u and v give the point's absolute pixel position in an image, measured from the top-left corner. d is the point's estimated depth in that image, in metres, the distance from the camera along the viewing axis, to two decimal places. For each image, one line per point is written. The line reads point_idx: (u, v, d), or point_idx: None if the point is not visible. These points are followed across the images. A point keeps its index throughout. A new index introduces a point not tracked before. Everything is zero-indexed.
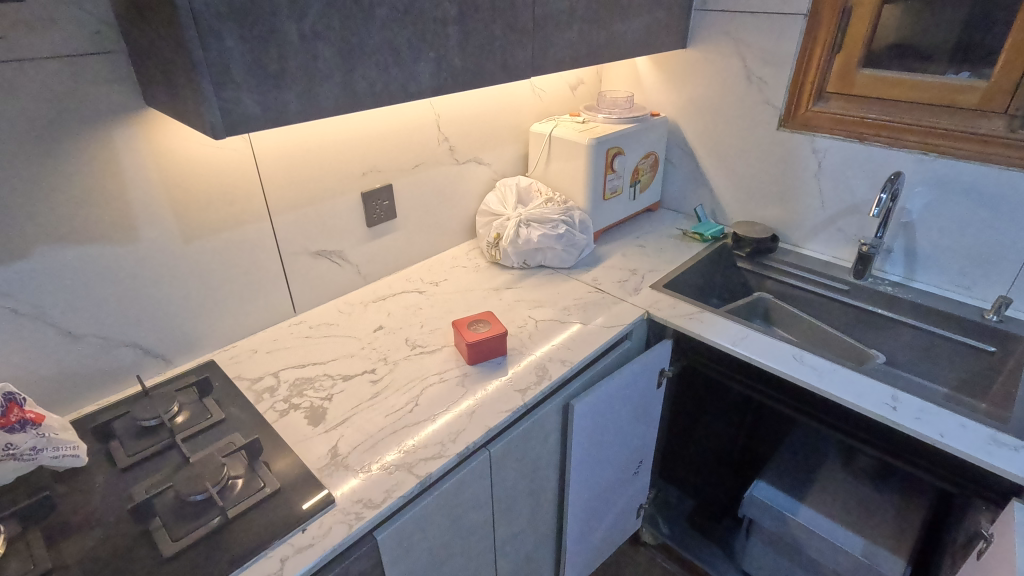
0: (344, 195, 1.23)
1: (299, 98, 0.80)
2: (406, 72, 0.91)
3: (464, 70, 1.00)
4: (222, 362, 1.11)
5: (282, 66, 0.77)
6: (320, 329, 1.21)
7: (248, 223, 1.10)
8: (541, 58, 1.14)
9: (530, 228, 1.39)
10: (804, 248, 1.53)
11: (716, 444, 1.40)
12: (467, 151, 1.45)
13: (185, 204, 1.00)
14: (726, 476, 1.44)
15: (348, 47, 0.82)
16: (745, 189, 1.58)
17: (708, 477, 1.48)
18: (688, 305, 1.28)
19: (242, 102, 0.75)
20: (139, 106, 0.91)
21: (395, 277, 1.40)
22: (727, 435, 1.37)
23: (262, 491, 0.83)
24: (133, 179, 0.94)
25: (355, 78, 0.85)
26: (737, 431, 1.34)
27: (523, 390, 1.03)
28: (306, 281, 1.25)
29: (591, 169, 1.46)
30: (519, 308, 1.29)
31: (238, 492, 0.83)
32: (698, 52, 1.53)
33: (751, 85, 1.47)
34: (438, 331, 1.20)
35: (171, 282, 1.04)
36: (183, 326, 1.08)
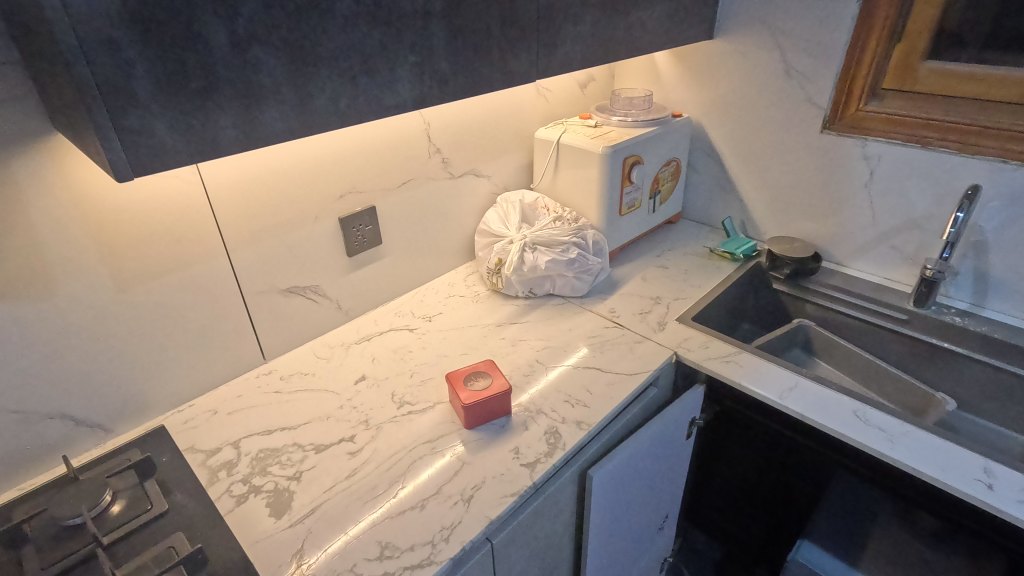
0: (318, 222, 1.05)
1: (236, 122, 0.62)
2: (379, 82, 0.73)
3: (454, 78, 0.81)
4: (173, 428, 0.94)
5: (210, 82, 0.59)
6: (292, 381, 1.03)
7: (198, 263, 0.92)
8: (548, 58, 0.94)
9: (536, 252, 1.20)
10: (849, 267, 1.34)
11: (754, 498, 1.22)
12: (462, 164, 1.26)
13: (116, 244, 0.82)
14: (757, 526, 1.26)
15: (301, 53, 0.64)
16: (781, 199, 1.39)
17: (743, 530, 1.30)
18: (723, 345, 1.09)
19: (156, 133, 0.57)
20: (45, 130, 0.72)
21: (382, 311, 1.22)
22: (767, 489, 1.19)
23: None
24: (44, 221, 0.76)
25: (311, 93, 0.67)
26: (780, 486, 1.15)
27: (531, 464, 0.85)
28: (276, 322, 1.07)
29: (605, 182, 1.27)
30: (525, 349, 1.11)
31: None
32: (728, 44, 1.33)
33: (790, 80, 1.27)
34: (430, 382, 1.02)
35: (104, 339, 0.86)
36: (124, 389, 0.90)
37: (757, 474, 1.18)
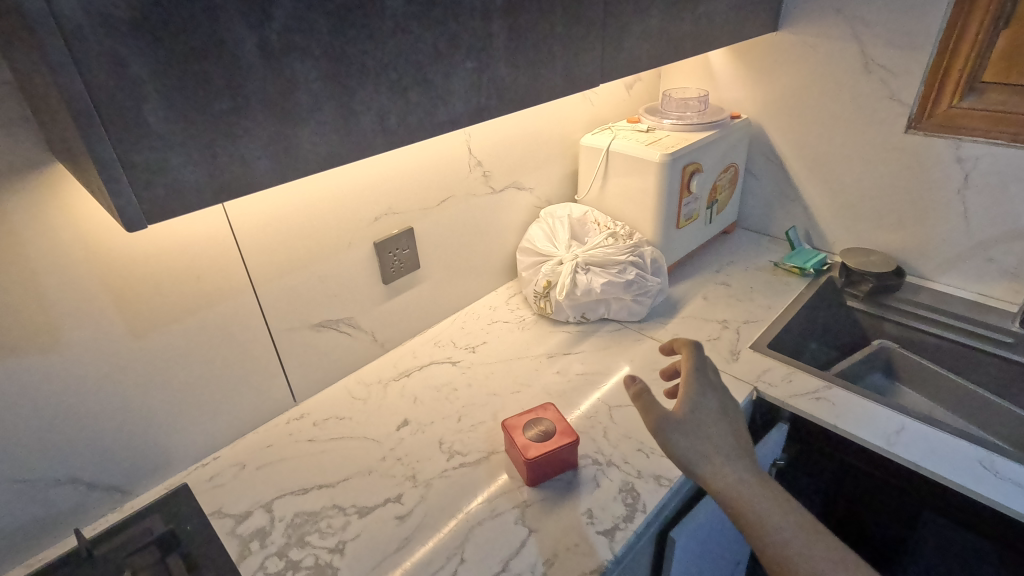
0: (352, 248, 0.94)
1: (269, 150, 0.51)
2: (432, 93, 0.61)
3: (514, 86, 0.70)
4: (198, 486, 0.83)
5: (239, 102, 0.47)
6: (327, 427, 0.93)
7: (222, 301, 0.81)
8: (613, 58, 0.82)
9: (590, 273, 1.08)
10: (935, 282, 1.20)
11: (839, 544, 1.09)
12: (504, 177, 1.15)
13: (130, 285, 0.72)
14: None
15: (344, 62, 0.53)
16: (855, 206, 1.25)
17: None
18: (808, 379, 0.96)
19: (174, 169, 0.46)
20: (44, 161, 0.62)
21: (420, 341, 1.11)
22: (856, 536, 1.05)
23: None
24: (46, 265, 0.65)
25: (356, 110, 0.55)
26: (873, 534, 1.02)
27: (609, 531, 0.73)
28: (307, 360, 0.96)
29: (663, 192, 1.14)
30: (583, 385, 0.99)
31: None
32: (794, 36, 1.20)
33: (870, 75, 1.13)
34: (481, 427, 0.91)
35: (119, 392, 0.76)
36: (141, 446, 0.80)
37: (835, 520, 1.06)
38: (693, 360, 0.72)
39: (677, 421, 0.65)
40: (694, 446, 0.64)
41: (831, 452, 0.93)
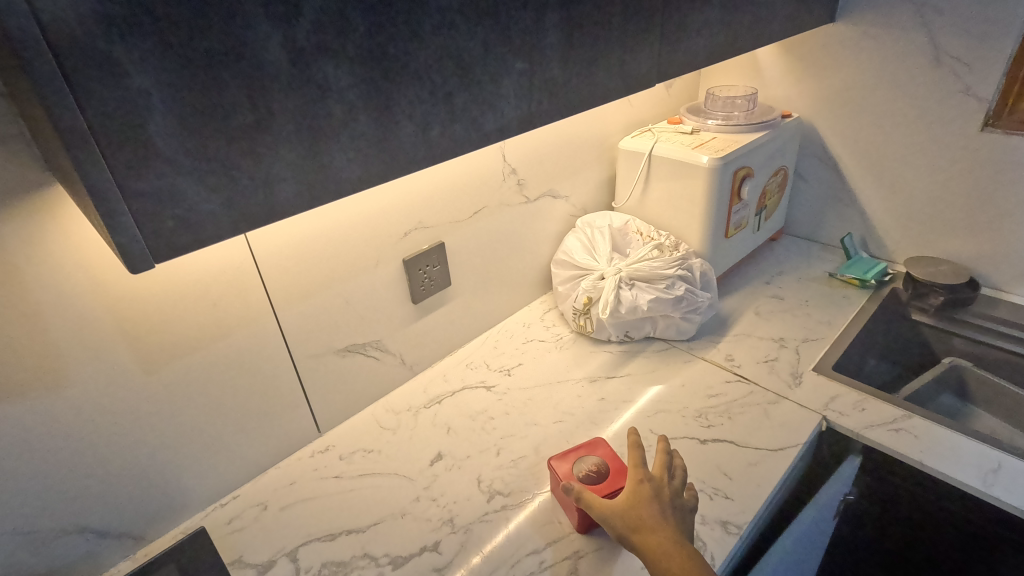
0: (380, 266, 0.86)
1: (297, 171, 0.43)
2: (479, 98, 0.53)
3: (567, 88, 0.61)
4: (216, 530, 0.76)
5: (260, 114, 0.40)
6: (354, 461, 0.85)
7: (240, 328, 0.74)
8: (670, 55, 0.73)
9: (634, 289, 1.00)
10: (1011, 294, 1.09)
11: None
12: (539, 185, 1.07)
13: (139, 315, 0.65)
14: None
15: (382, 64, 0.45)
16: (919, 212, 1.15)
17: None
18: (883, 407, 0.87)
19: (183, 196, 0.38)
20: (42, 183, 0.54)
21: (451, 362, 1.03)
22: None
23: None
24: (45, 298, 0.58)
25: (395, 119, 0.47)
26: None
27: None
28: (332, 388, 0.88)
29: (711, 200, 1.05)
30: (630, 413, 0.90)
31: None
32: (853, 27, 1.10)
33: (941, 67, 1.03)
34: (522, 462, 0.83)
35: (129, 433, 0.69)
36: (154, 489, 0.73)
37: (902, 560, 0.96)
38: (634, 465, 0.69)
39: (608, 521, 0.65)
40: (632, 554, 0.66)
41: (912, 490, 0.84)
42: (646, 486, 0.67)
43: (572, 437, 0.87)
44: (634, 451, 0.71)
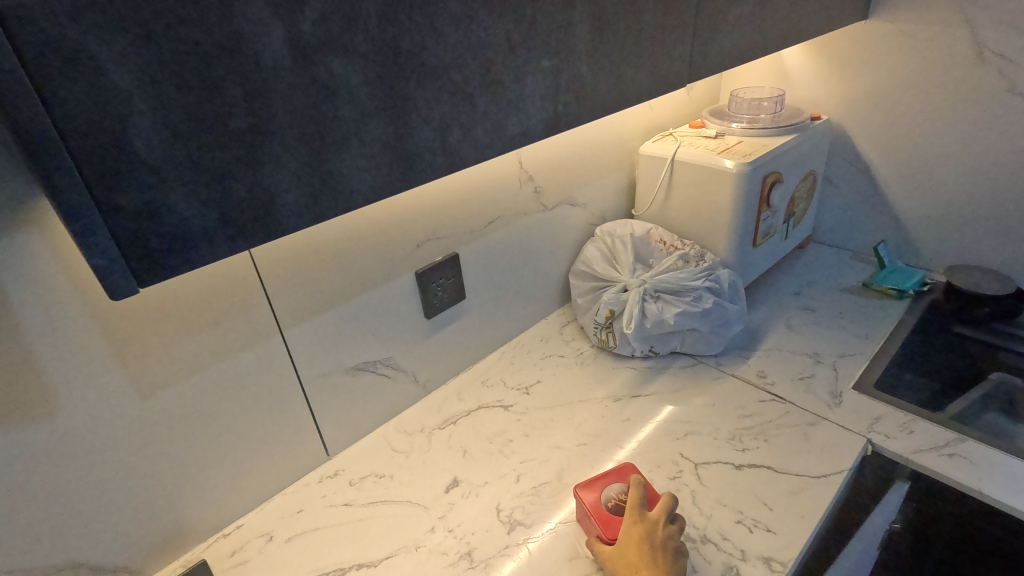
0: (392, 280, 0.81)
1: (302, 182, 0.38)
2: (503, 101, 0.48)
3: (595, 90, 0.57)
4: (218, 563, 0.72)
5: (262, 117, 0.35)
6: (364, 488, 0.80)
7: (245, 348, 0.69)
8: (702, 52, 0.68)
9: (659, 301, 0.94)
10: None
11: None
12: (557, 193, 1.02)
13: (134, 336, 0.60)
14: None
15: (396, 61, 0.40)
16: (959, 218, 1.09)
17: None
18: (933, 429, 0.80)
19: (171, 211, 0.33)
20: (28, 194, 0.50)
21: (465, 380, 0.98)
22: None
23: None
24: (32, 320, 0.54)
25: (410, 123, 0.43)
26: None
27: None
28: (341, 409, 0.84)
29: (739, 207, 1.00)
30: (657, 434, 0.85)
31: None
32: (887, 23, 1.05)
33: (985, 65, 0.97)
34: (544, 490, 0.77)
35: (125, 461, 0.64)
36: (152, 520, 0.69)
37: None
38: (631, 507, 0.66)
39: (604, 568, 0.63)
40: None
41: (968, 520, 0.77)
42: (639, 528, 0.64)
43: (597, 462, 0.81)
44: (633, 490, 0.68)
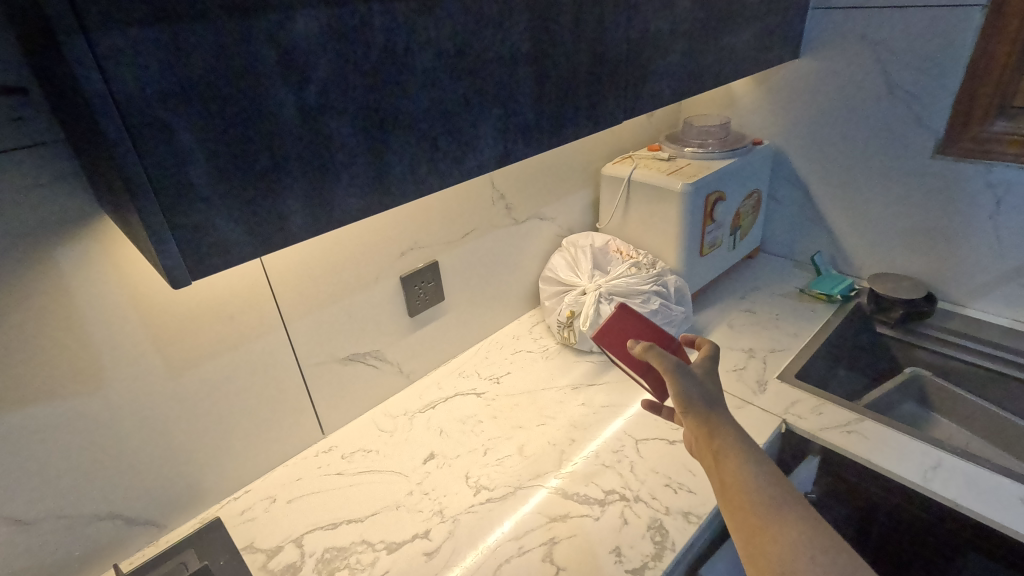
0: (379, 282, 0.95)
1: (306, 207, 0.53)
2: (461, 143, 0.63)
3: (539, 130, 0.71)
4: (229, 520, 0.85)
5: (278, 161, 0.49)
6: (354, 460, 0.94)
7: (255, 338, 0.83)
8: (635, 96, 0.83)
9: (613, 303, 1.08)
10: (967, 308, 1.17)
11: None
12: (527, 208, 1.16)
13: (167, 326, 0.74)
14: None
15: (376, 117, 0.54)
16: (882, 231, 1.24)
17: None
18: (839, 411, 0.95)
19: (214, 227, 0.47)
20: (93, 212, 0.65)
21: (445, 371, 1.12)
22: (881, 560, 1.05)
23: None
24: (91, 310, 0.68)
25: (388, 162, 0.57)
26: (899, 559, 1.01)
27: (637, 569, 0.73)
28: (335, 394, 0.97)
29: (685, 221, 1.14)
30: (608, 416, 0.98)
31: None
32: (816, 62, 1.20)
33: (895, 100, 1.12)
34: (508, 461, 0.91)
35: (156, 429, 0.78)
36: (175, 481, 0.82)
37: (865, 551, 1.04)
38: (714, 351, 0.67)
39: (683, 378, 0.62)
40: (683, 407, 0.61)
41: (865, 488, 0.91)
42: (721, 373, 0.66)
43: (554, 439, 0.94)
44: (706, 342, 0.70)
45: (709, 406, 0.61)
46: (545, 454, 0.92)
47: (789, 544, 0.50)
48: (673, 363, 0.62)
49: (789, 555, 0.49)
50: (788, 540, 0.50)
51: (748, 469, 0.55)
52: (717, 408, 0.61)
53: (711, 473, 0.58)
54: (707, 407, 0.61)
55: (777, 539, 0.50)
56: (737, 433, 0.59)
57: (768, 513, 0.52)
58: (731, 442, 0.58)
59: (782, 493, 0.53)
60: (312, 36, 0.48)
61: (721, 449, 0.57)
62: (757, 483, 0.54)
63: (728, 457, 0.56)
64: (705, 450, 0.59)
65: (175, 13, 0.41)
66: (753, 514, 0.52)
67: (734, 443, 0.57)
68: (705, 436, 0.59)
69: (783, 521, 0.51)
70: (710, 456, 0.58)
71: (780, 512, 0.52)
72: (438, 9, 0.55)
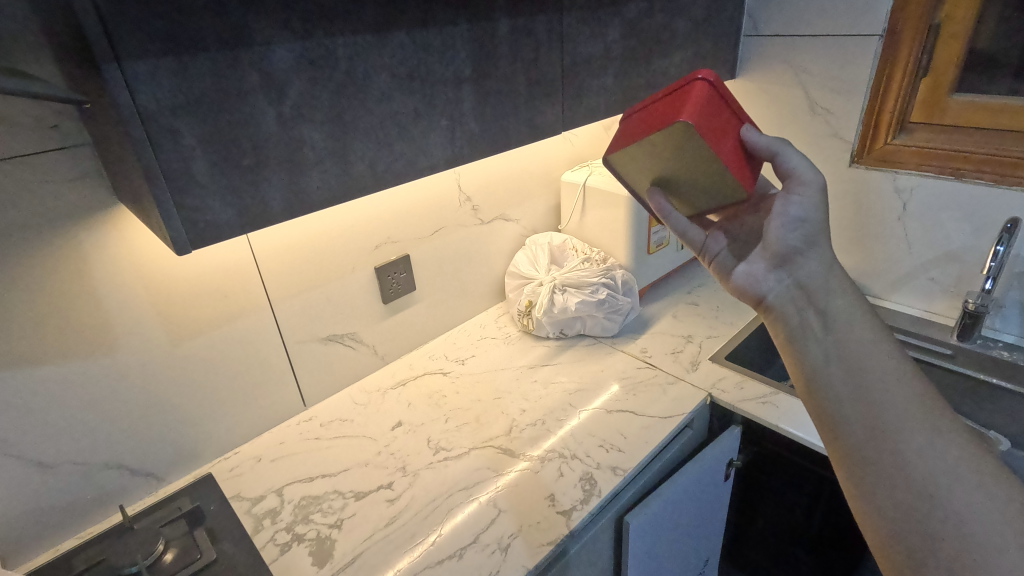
0: (355, 272, 1.09)
1: (284, 195, 0.67)
2: (414, 147, 0.77)
3: (484, 137, 0.85)
4: (220, 475, 0.98)
5: (260, 159, 0.63)
6: (332, 427, 1.06)
7: (245, 316, 0.97)
8: (573, 111, 0.97)
9: (566, 293, 1.22)
10: (886, 300, 1.32)
11: (791, 523, 1.23)
12: (492, 210, 1.30)
13: (170, 302, 0.87)
14: (807, 556, 1.25)
15: (341, 126, 0.69)
16: None
17: (789, 559, 1.29)
18: (758, 386, 1.07)
19: (211, 209, 0.61)
20: (111, 203, 0.78)
21: (417, 354, 1.25)
22: (805, 514, 1.19)
23: (197, 560, 0.82)
24: (106, 286, 0.81)
25: (351, 162, 0.71)
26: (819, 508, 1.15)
27: (567, 511, 0.86)
28: (315, 370, 1.10)
29: (632, 221, 1.28)
30: (557, 392, 1.11)
31: (171, 564, 0.81)
32: (750, 83, 1.35)
33: (816, 116, 1.27)
34: (465, 428, 1.04)
35: (157, 392, 0.90)
36: (173, 439, 0.95)
37: (803, 515, 1.19)
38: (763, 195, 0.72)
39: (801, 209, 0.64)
40: (800, 228, 0.65)
41: None
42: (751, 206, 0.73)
43: (508, 410, 1.07)
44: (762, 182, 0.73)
45: (827, 273, 0.62)
46: (499, 422, 1.05)
47: (927, 448, 0.50)
48: (801, 158, 0.66)
49: (929, 466, 0.49)
50: (919, 445, 0.50)
51: (882, 362, 0.55)
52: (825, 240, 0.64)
53: (814, 345, 0.59)
54: (822, 249, 0.64)
55: (918, 446, 0.50)
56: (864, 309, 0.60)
57: (907, 419, 0.51)
58: (848, 308, 0.59)
59: (926, 406, 0.52)
60: (287, 63, 0.62)
61: (840, 331, 0.58)
62: (902, 386, 0.53)
63: (862, 352, 0.56)
64: (817, 322, 0.60)
65: (183, 47, 0.55)
66: (885, 419, 0.52)
67: (855, 316, 0.59)
68: (825, 309, 0.60)
69: (927, 416, 0.51)
70: (821, 330, 0.59)
71: (922, 416, 0.51)
72: (391, 41, 0.70)
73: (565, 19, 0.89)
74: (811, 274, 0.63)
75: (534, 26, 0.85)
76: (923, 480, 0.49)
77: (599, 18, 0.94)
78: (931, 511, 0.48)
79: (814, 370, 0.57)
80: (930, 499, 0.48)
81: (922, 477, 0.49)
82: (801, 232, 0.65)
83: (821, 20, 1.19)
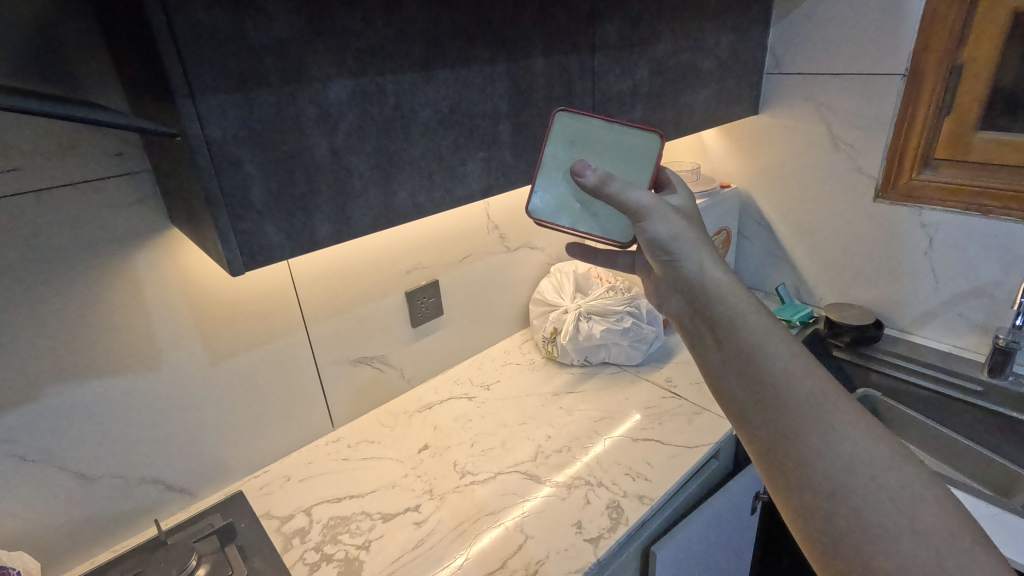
0: (386, 296, 1.12)
1: (332, 222, 0.70)
2: (453, 177, 0.80)
3: (518, 169, 0.88)
4: (250, 493, 0.99)
5: (312, 187, 0.67)
6: (359, 449, 1.08)
7: (281, 336, 1.00)
8: None
9: (591, 321, 1.24)
10: (914, 334, 1.31)
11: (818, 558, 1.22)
12: (518, 238, 1.33)
13: (213, 322, 0.91)
14: None
15: (386, 156, 0.72)
16: (837, 266, 1.39)
17: None
18: None
19: (264, 233, 0.65)
20: (165, 227, 0.83)
21: (443, 379, 1.27)
22: None
23: None
24: (156, 306, 0.85)
25: (394, 191, 0.74)
26: None
27: (594, 539, 0.85)
28: (345, 392, 1.13)
29: None
30: (582, 419, 1.12)
31: None
32: (773, 118, 1.37)
33: (839, 151, 1.29)
34: (491, 453, 1.05)
35: (195, 409, 0.93)
36: (206, 456, 0.97)
37: None
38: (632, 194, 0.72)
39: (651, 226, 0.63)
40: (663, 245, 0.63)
41: None
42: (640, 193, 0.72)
43: (533, 436, 1.08)
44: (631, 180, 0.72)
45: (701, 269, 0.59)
46: (524, 448, 1.05)
47: (828, 444, 0.47)
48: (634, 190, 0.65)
49: (829, 463, 0.47)
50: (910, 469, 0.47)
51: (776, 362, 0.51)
52: (689, 241, 0.61)
53: (712, 354, 0.55)
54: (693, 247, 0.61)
55: (816, 445, 0.47)
56: (749, 305, 0.55)
57: (805, 415, 0.48)
58: (732, 309, 0.55)
59: (822, 399, 0.49)
60: (341, 99, 0.66)
61: (726, 337, 0.54)
62: (797, 382, 0.50)
63: (747, 352, 0.52)
64: (707, 332, 0.56)
65: (249, 86, 0.59)
66: (784, 416, 0.49)
67: (740, 317, 0.54)
68: (710, 316, 0.56)
69: (823, 409, 0.49)
70: (711, 336, 0.55)
71: (817, 410, 0.48)
72: (435, 78, 0.74)
73: (596, 57, 0.92)
74: (692, 278, 0.59)
75: (567, 64, 0.89)
76: (824, 479, 0.46)
77: (629, 57, 0.97)
78: (837, 510, 0.46)
79: (713, 376, 0.54)
80: (858, 519, 0.45)
81: (828, 478, 0.46)
82: (662, 250, 0.63)
83: (844, 60, 1.22)
